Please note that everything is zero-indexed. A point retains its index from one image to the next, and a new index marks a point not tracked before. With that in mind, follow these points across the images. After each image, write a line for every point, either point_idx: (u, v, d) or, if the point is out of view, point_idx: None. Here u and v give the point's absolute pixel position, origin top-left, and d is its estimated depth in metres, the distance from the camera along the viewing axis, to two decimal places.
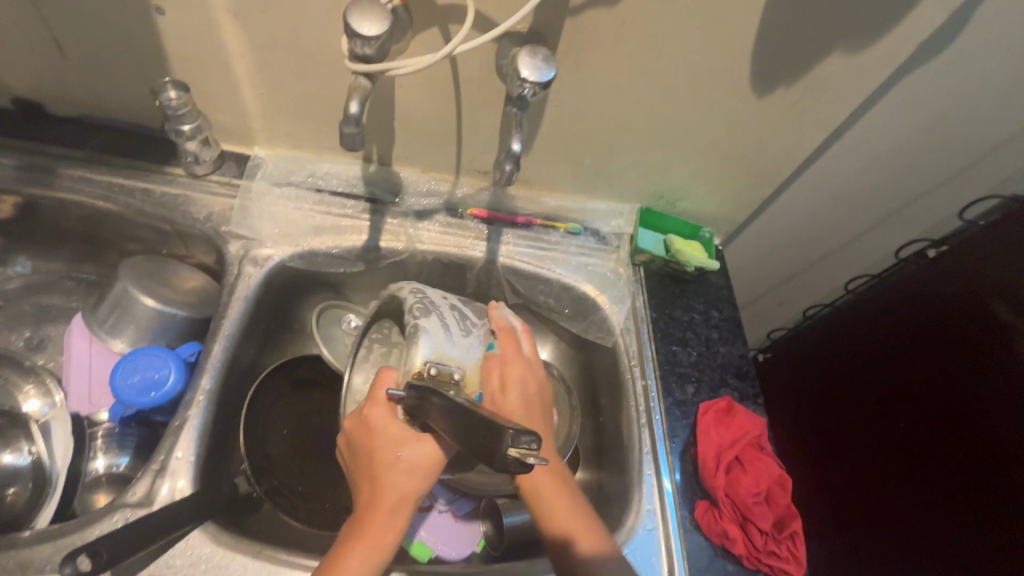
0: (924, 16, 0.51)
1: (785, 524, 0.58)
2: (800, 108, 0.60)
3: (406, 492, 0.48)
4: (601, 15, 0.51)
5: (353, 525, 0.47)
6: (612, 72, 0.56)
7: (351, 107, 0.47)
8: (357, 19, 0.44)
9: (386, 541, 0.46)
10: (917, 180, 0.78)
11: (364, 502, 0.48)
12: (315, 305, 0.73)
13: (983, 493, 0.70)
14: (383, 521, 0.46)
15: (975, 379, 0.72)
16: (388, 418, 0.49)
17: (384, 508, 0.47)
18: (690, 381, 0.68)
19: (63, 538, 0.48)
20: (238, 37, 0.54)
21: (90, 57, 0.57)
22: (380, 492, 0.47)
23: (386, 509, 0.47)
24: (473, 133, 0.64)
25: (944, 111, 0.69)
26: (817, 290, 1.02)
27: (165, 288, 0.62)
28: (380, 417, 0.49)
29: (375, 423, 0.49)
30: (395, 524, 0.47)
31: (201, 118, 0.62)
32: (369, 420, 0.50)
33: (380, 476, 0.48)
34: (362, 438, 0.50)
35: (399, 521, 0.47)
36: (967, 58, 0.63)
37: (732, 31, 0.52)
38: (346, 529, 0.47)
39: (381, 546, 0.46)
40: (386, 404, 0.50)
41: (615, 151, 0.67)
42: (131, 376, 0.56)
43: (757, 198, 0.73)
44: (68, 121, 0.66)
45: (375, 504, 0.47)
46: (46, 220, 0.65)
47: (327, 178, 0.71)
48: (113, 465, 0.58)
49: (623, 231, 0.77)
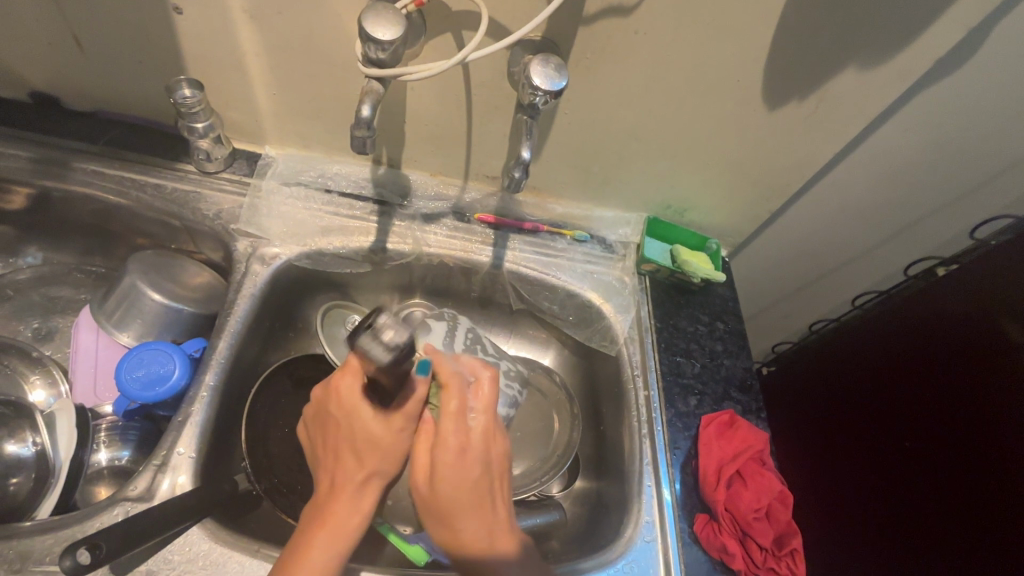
0: (942, 32, 0.51)
1: (785, 540, 0.57)
2: (813, 122, 0.60)
3: (370, 471, 0.48)
4: (613, 26, 0.51)
5: (318, 507, 0.48)
6: (623, 80, 0.56)
7: (364, 110, 0.48)
8: (372, 23, 0.44)
9: (358, 513, 0.47)
10: (928, 197, 0.78)
11: (329, 481, 0.49)
12: (320, 305, 0.74)
13: (989, 517, 0.69)
14: (347, 501, 0.47)
15: (981, 401, 0.71)
16: (356, 387, 0.50)
17: (347, 487, 0.48)
18: (692, 393, 0.68)
19: (62, 530, 0.48)
20: (254, 37, 0.55)
21: (107, 53, 0.58)
22: (345, 471, 0.48)
23: (349, 490, 0.48)
24: (483, 137, 0.64)
25: (957, 127, 0.68)
26: (825, 303, 1.01)
27: (172, 285, 0.62)
28: (345, 385, 0.50)
29: (341, 391, 0.50)
30: (359, 507, 0.47)
31: (213, 117, 0.63)
32: (336, 390, 0.50)
33: (348, 457, 0.49)
34: (327, 413, 0.51)
35: (363, 502, 0.48)
36: (983, 74, 0.62)
37: (744, 43, 0.52)
38: (310, 514, 0.47)
39: (347, 525, 0.46)
40: (354, 377, 0.51)
41: (623, 160, 0.67)
42: (135, 370, 0.56)
43: (766, 212, 0.73)
44: (84, 115, 0.67)
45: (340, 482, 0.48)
46: (59, 212, 0.66)
47: (336, 179, 0.71)
48: (114, 459, 0.59)
49: (629, 240, 0.77)
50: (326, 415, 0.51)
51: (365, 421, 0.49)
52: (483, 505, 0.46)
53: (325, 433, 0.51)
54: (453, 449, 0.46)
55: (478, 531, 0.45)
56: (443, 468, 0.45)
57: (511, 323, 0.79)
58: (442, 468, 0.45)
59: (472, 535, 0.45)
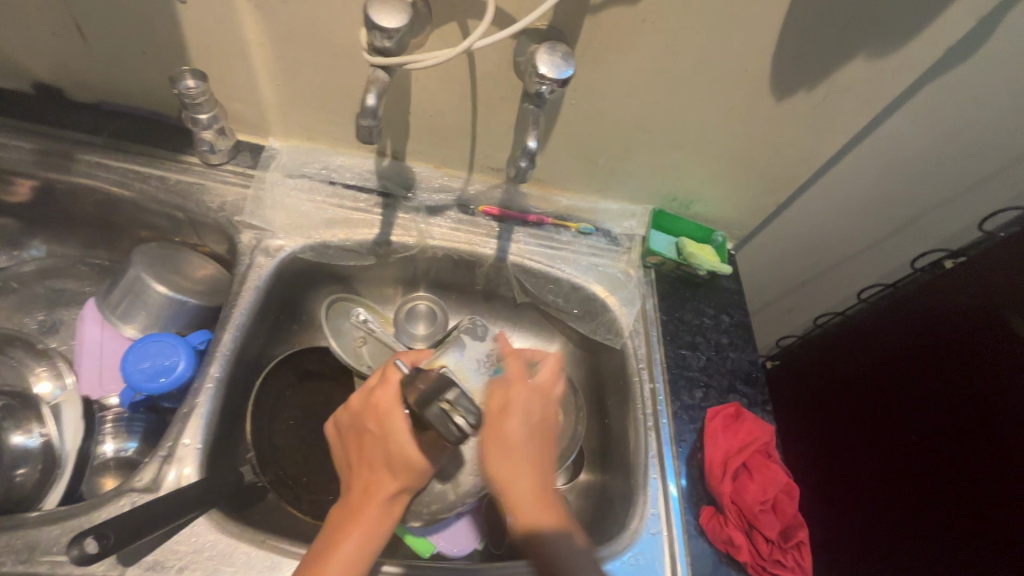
0: (954, 20, 0.50)
1: (791, 532, 0.57)
2: (820, 112, 0.59)
3: (402, 485, 0.50)
4: (621, 14, 0.51)
5: (348, 510, 0.48)
6: (630, 70, 0.56)
7: (369, 99, 0.47)
8: (378, 11, 0.44)
9: (387, 523, 0.49)
10: (936, 189, 0.77)
11: (360, 490, 0.50)
12: (324, 298, 0.73)
13: (997, 509, 0.68)
14: (377, 510, 0.48)
15: (987, 393, 0.71)
16: (397, 402, 0.51)
17: (379, 497, 0.49)
18: (697, 386, 0.67)
19: (70, 520, 0.48)
20: (257, 27, 0.54)
21: (110, 43, 0.57)
22: (379, 480, 0.50)
23: (381, 501, 0.49)
24: (488, 129, 0.64)
25: (968, 118, 0.67)
26: (830, 297, 1.01)
27: (177, 277, 0.62)
28: (386, 399, 0.52)
29: (382, 406, 0.52)
30: (388, 514, 0.49)
31: (217, 108, 0.62)
32: (376, 404, 0.52)
33: (383, 471, 0.50)
34: (363, 424, 0.52)
35: (395, 510, 0.50)
36: (994, 63, 0.61)
37: (753, 32, 0.51)
38: (338, 517, 0.48)
39: (377, 534, 0.48)
40: (396, 391, 0.52)
41: (629, 152, 0.66)
42: (141, 361, 0.56)
43: (773, 204, 0.73)
44: (86, 107, 0.67)
45: (371, 491, 0.49)
46: (64, 205, 0.66)
47: (339, 171, 0.71)
48: (121, 450, 0.59)
49: (635, 233, 0.77)
50: (362, 427, 0.52)
51: (401, 438, 0.50)
52: (538, 463, 0.52)
53: (360, 445, 0.52)
54: (526, 416, 0.54)
55: (529, 490, 0.50)
56: (516, 410, 0.54)
57: (515, 316, 0.79)
58: (516, 410, 0.54)
59: (524, 494, 0.49)
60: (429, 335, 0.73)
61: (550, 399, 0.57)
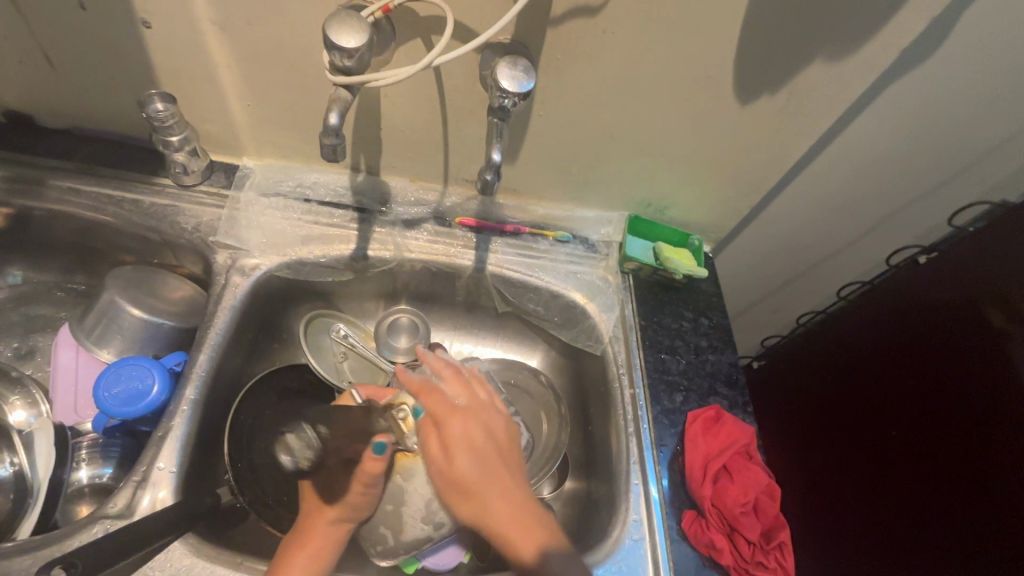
0: (907, 22, 0.51)
1: (773, 534, 0.57)
2: (786, 115, 0.60)
3: (343, 514, 0.53)
4: (582, 26, 0.51)
5: (298, 530, 0.53)
6: (595, 81, 0.57)
7: (330, 118, 0.48)
8: (336, 31, 0.44)
9: (330, 548, 0.52)
10: (907, 186, 0.78)
11: (306, 514, 0.54)
12: (304, 315, 0.74)
13: (981, 505, 0.68)
14: (323, 533, 0.52)
15: (966, 387, 0.72)
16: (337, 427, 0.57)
17: (321, 526, 0.53)
18: (678, 389, 0.68)
19: (42, 550, 0.48)
20: (224, 51, 0.55)
21: (79, 70, 0.58)
22: (322, 506, 0.53)
23: (324, 527, 0.53)
24: (460, 141, 0.64)
25: (931, 115, 0.68)
26: (811, 296, 1.02)
27: (153, 300, 0.63)
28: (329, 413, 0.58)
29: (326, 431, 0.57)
30: (332, 540, 0.52)
31: (188, 130, 0.63)
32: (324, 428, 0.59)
33: (324, 499, 0.54)
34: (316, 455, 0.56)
35: (334, 536, 0.53)
36: (953, 62, 0.63)
37: (711, 39, 0.52)
38: (289, 538, 0.52)
39: (324, 554, 0.51)
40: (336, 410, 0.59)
41: (601, 160, 0.67)
42: (114, 387, 0.56)
43: (746, 207, 0.73)
44: (60, 133, 0.67)
45: (316, 517, 0.53)
46: (38, 232, 0.66)
47: (315, 188, 0.71)
48: (96, 476, 0.59)
49: (612, 239, 0.77)
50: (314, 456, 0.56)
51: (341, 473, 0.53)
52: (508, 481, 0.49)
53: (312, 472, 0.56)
54: (468, 450, 0.49)
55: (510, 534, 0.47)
56: (457, 445, 0.49)
57: (497, 327, 0.79)
58: (455, 444, 0.49)
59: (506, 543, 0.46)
60: (409, 349, 0.72)
61: (493, 420, 0.53)
